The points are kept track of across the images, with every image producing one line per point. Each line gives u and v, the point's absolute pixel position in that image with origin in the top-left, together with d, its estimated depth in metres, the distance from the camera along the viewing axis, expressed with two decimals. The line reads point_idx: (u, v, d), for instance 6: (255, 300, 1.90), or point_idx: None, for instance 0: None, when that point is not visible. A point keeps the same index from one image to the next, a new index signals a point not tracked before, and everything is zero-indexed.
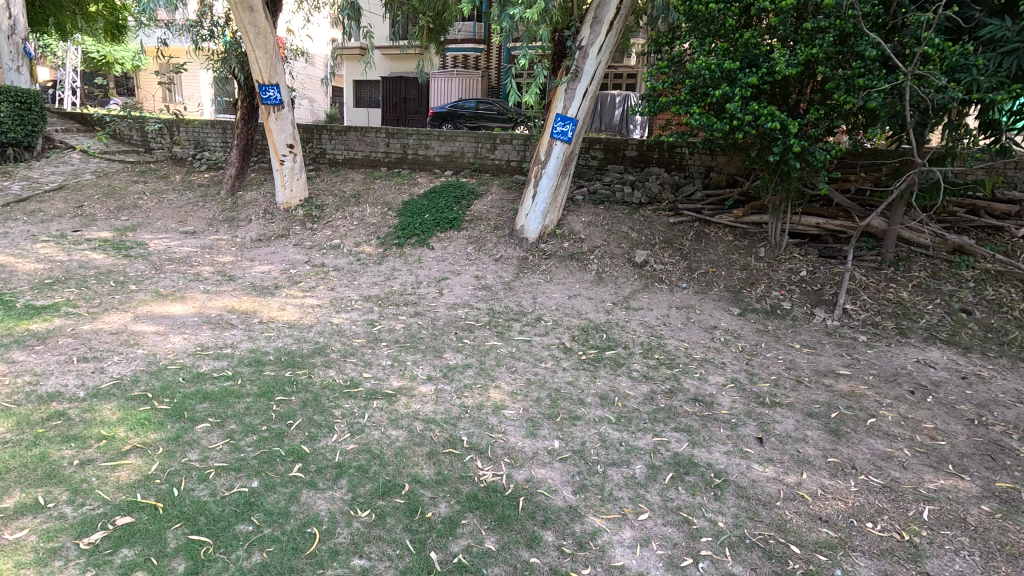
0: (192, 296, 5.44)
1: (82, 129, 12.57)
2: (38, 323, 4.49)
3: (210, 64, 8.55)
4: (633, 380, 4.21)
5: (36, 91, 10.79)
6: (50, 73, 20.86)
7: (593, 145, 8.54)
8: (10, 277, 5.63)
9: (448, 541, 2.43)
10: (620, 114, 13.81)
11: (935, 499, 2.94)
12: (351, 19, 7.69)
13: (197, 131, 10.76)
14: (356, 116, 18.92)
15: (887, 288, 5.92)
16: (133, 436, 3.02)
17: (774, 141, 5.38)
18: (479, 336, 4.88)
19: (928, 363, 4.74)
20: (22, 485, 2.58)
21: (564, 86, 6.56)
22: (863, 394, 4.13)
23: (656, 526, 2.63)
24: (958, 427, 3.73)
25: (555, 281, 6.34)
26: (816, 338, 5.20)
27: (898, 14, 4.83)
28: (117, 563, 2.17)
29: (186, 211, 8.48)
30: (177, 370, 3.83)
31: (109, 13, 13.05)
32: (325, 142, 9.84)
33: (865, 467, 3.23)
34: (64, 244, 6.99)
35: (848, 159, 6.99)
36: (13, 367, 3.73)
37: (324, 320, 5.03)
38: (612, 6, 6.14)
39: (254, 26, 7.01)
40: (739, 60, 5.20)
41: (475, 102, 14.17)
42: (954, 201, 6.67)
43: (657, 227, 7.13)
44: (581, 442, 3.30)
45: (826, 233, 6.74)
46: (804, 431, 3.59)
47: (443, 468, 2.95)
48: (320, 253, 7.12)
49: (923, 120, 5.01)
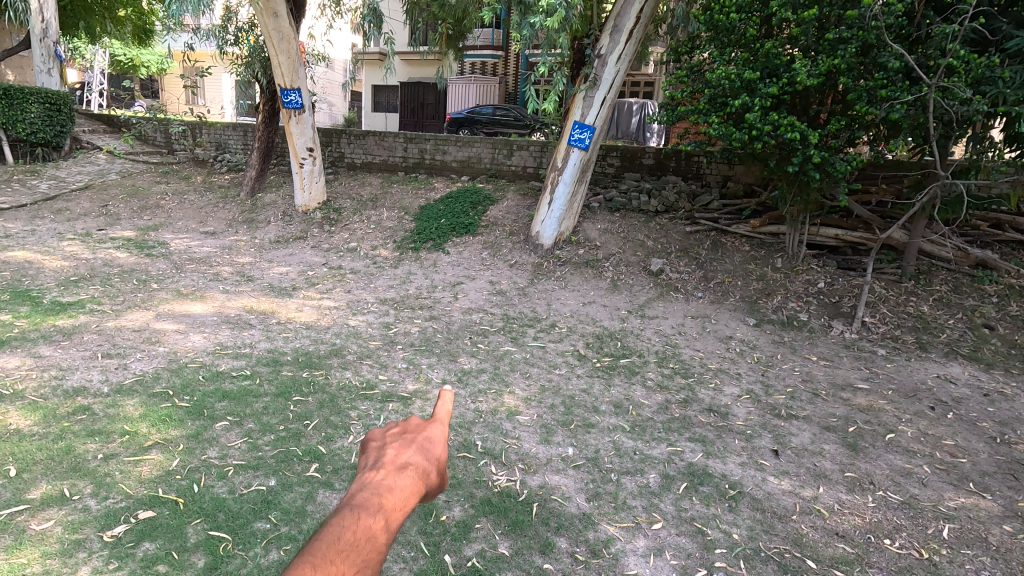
0: (212, 295, 5.54)
1: (109, 130, 12.89)
2: (64, 319, 4.61)
3: (234, 69, 8.71)
4: (647, 390, 4.19)
5: (67, 93, 11.07)
6: (78, 75, 21.39)
7: (610, 152, 8.55)
8: (37, 274, 5.77)
9: (462, 545, 2.44)
10: (637, 122, 13.82)
11: (955, 518, 2.90)
12: (372, 26, 7.79)
13: (219, 133, 10.95)
14: (375, 120, 19.21)
15: (907, 301, 5.84)
16: (155, 432, 3.09)
17: (793, 152, 5.36)
18: (493, 341, 4.90)
19: (949, 379, 4.66)
20: (49, 477, 2.64)
21: (582, 94, 6.58)
22: (882, 409, 4.08)
23: (669, 536, 2.62)
24: (980, 445, 3.66)
25: (569, 288, 6.34)
26: (833, 351, 5.14)
27: (923, 25, 4.79)
28: (139, 557, 2.22)
29: (207, 212, 8.63)
30: (197, 368, 3.90)
31: (138, 16, 13.80)
32: (344, 146, 9.97)
33: (884, 482, 3.18)
34: (89, 242, 7.15)
35: (868, 170, 6.92)
36: (40, 361, 3.82)
37: (340, 322, 5.09)
38: (632, 14, 6.14)
39: (278, 31, 7.12)
40: (759, 70, 5.19)
41: (492, 108, 14.28)
42: (978, 215, 6.58)
43: (673, 236, 7.12)
44: (595, 450, 3.30)
45: (845, 245, 6.67)
46: (821, 445, 3.56)
47: (458, 471, 2.96)
48: (338, 255, 7.20)
49: (947, 133, 4.95)
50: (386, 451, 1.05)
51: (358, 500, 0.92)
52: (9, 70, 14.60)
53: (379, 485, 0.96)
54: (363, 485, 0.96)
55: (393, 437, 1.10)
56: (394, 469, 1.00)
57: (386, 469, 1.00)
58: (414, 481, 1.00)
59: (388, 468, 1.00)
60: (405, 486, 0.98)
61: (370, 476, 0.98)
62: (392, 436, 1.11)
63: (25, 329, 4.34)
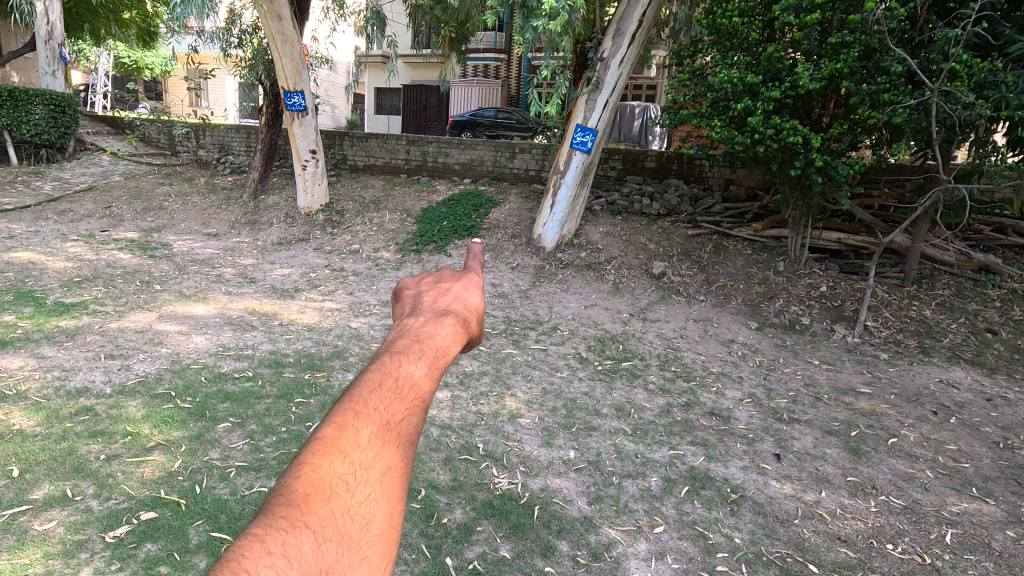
0: (215, 297, 5.55)
1: (113, 132, 12.95)
2: (67, 319, 4.62)
3: (238, 71, 8.74)
4: (649, 393, 4.19)
5: (71, 95, 11.10)
6: (83, 77, 21.48)
7: (612, 156, 8.55)
8: (41, 275, 5.78)
9: (464, 548, 2.44)
10: (639, 125, 13.84)
11: (957, 523, 2.89)
12: (376, 29, 7.81)
13: (222, 135, 10.98)
14: (377, 123, 19.25)
15: (909, 305, 5.84)
16: (157, 433, 3.09)
17: (796, 155, 5.35)
18: (495, 343, 4.90)
19: (951, 383, 4.65)
20: (51, 477, 2.65)
21: (585, 97, 6.59)
22: (884, 413, 4.07)
23: (671, 540, 2.62)
24: (983, 450, 3.65)
25: (571, 291, 6.34)
26: (835, 354, 5.13)
27: (925, 29, 4.78)
28: (141, 558, 2.22)
29: (210, 213, 8.65)
30: (200, 370, 3.91)
31: (142, 19, 13.88)
32: (346, 148, 9.99)
33: (886, 487, 3.18)
34: (92, 243, 7.18)
35: (872, 174, 6.90)
36: (43, 362, 3.83)
37: (342, 324, 5.09)
38: (635, 18, 6.15)
39: (282, 34, 7.14)
40: (762, 74, 5.19)
41: (495, 111, 14.31)
42: (981, 219, 6.57)
43: (675, 239, 7.12)
44: (596, 453, 3.30)
45: (847, 249, 6.66)
46: (823, 449, 3.55)
47: (460, 474, 2.96)
48: (340, 257, 7.22)
49: (950, 137, 4.95)
50: (420, 304, 1.04)
51: (397, 345, 0.90)
52: (14, 72, 14.68)
53: (417, 331, 0.94)
54: (400, 332, 0.94)
55: (425, 293, 1.08)
56: (430, 318, 0.98)
57: (423, 317, 0.98)
58: (452, 327, 0.97)
59: (424, 316, 0.99)
60: (445, 330, 0.95)
61: (406, 324, 0.96)
62: (424, 292, 1.10)
63: (29, 330, 4.35)
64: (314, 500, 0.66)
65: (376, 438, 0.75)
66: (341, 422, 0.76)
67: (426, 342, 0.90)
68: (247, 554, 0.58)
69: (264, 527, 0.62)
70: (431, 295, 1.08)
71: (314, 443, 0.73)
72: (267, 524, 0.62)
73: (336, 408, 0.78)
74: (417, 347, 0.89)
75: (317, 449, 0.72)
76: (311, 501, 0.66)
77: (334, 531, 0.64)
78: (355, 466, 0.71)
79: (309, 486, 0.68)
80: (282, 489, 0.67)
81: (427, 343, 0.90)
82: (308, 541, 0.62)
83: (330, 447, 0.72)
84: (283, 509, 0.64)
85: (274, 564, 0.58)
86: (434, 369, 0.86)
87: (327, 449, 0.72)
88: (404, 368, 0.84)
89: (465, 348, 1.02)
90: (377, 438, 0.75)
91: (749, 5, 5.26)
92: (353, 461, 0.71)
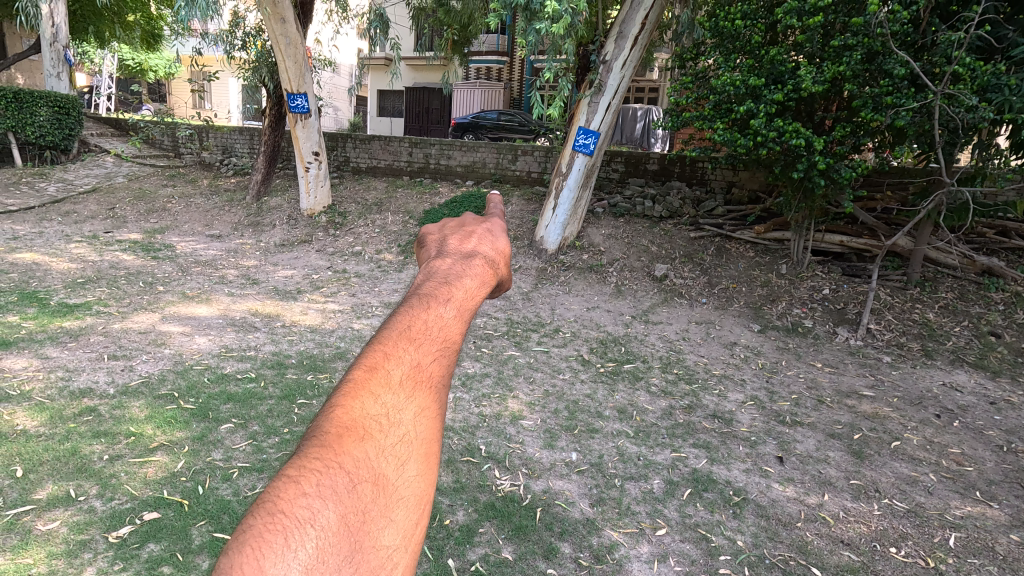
0: (218, 298, 5.56)
1: (117, 134, 13.00)
2: (70, 320, 4.64)
3: (241, 73, 8.77)
4: (652, 396, 4.18)
5: (74, 97, 11.14)
6: (87, 79, 21.56)
7: (615, 158, 8.56)
8: (44, 276, 5.80)
9: (466, 549, 2.44)
10: (642, 128, 13.85)
11: (961, 527, 2.88)
12: (379, 31, 7.83)
13: (225, 137, 11.01)
14: (380, 125, 19.28)
15: (912, 308, 5.82)
16: (160, 434, 3.10)
17: (798, 158, 5.35)
18: (497, 345, 4.90)
19: (955, 387, 4.63)
20: (55, 477, 2.66)
21: (587, 100, 6.60)
22: (887, 417, 4.06)
23: (673, 543, 2.61)
24: (987, 453, 3.64)
25: (573, 293, 6.34)
26: (838, 357, 5.12)
27: (928, 32, 4.76)
28: (144, 558, 2.22)
29: (213, 215, 8.68)
30: (202, 371, 3.92)
31: (146, 21, 13.93)
32: (349, 150, 10.01)
33: (889, 490, 3.17)
34: (96, 244, 7.20)
35: (874, 176, 6.79)
36: (47, 363, 3.85)
37: (344, 326, 5.10)
38: (637, 21, 6.16)
39: (285, 37, 7.16)
40: (764, 77, 5.19)
41: (497, 113, 14.33)
42: (985, 222, 6.56)
43: (677, 241, 7.12)
44: (599, 455, 3.30)
45: (850, 251, 6.66)
46: (825, 452, 3.54)
47: (461, 476, 2.96)
48: (342, 259, 7.23)
49: (953, 140, 4.94)
50: (446, 251, 1.03)
51: (424, 288, 0.90)
52: (18, 74, 14.76)
53: (443, 274, 0.93)
54: (427, 276, 0.94)
55: (450, 240, 1.08)
56: (456, 262, 0.98)
57: (450, 262, 0.98)
58: (479, 270, 0.96)
59: (450, 261, 0.98)
60: (471, 273, 0.95)
61: (433, 268, 0.96)
62: (449, 238, 1.09)
63: (32, 330, 4.37)
64: (347, 441, 0.67)
65: (407, 379, 0.75)
66: (371, 367, 0.76)
67: (454, 285, 0.89)
68: (283, 495, 0.60)
69: (301, 467, 0.63)
70: (456, 241, 1.07)
71: (346, 388, 0.74)
72: (303, 465, 0.64)
73: (366, 354, 0.79)
74: (444, 291, 0.88)
75: (349, 393, 0.73)
76: (344, 442, 0.67)
77: (369, 470, 0.65)
78: (387, 407, 0.72)
79: (342, 428, 0.69)
80: (318, 432, 0.69)
81: (454, 285, 0.89)
82: (343, 480, 0.63)
83: (362, 391, 0.73)
84: (318, 450, 0.66)
85: (311, 503, 0.60)
86: (463, 309, 0.85)
87: (359, 393, 0.73)
88: (432, 312, 0.83)
89: (493, 292, 1.01)
90: (407, 380, 0.75)
91: (752, 8, 5.29)
92: (385, 402, 0.72)
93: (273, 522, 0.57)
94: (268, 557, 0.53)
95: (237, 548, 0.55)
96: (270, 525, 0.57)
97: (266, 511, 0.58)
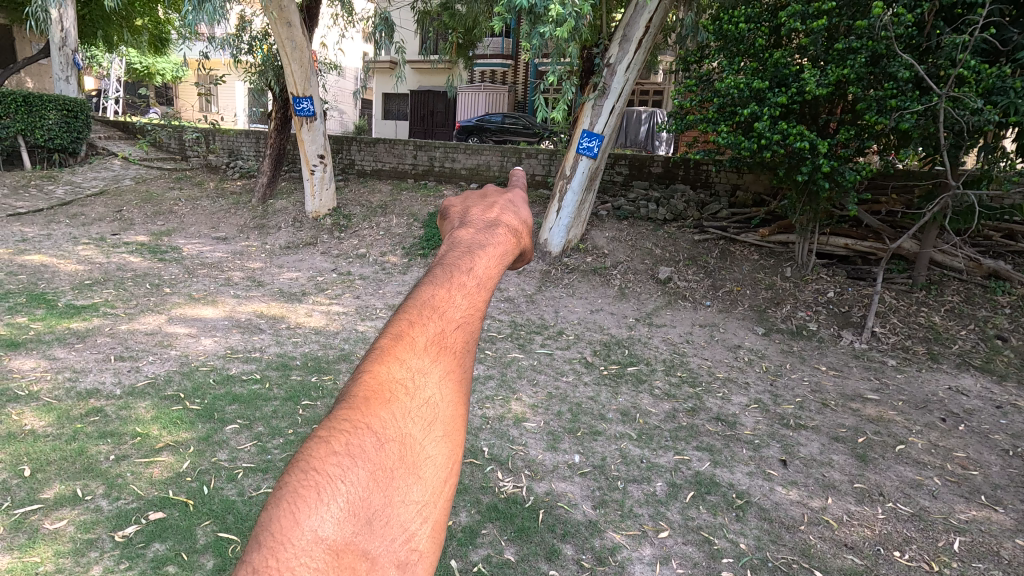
0: (223, 300, 5.60)
1: (125, 137, 13.11)
2: (78, 321, 4.69)
3: (247, 77, 8.82)
4: (655, 398, 4.19)
5: (83, 100, 11.24)
6: (95, 82, 21.76)
7: (618, 161, 8.56)
8: (53, 277, 5.87)
9: (469, 550, 2.45)
10: (646, 130, 13.87)
11: (966, 531, 2.87)
12: (384, 35, 7.85)
13: (231, 140, 11.08)
14: (384, 128, 19.36)
15: (918, 311, 5.80)
16: (165, 435, 3.12)
17: (802, 161, 5.34)
18: (501, 348, 4.91)
19: (961, 391, 4.61)
20: (62, 476, 2.69)
21: (591, 103, 6.60)
22: (892, 420, 4.04)
23: (675, 545, 2.61)
24: (993, 457, 3.62)
25: (577, 295, 6.35)
26: (843, 360, 5.11)
27: (933, 35, 4.74)
28: (150, 557, 2.24)
29: (219, 217, 8.73)
30: (208, 372, 3.94)
31: (153, 26, 13.95)
32: (354, 153, 10.03)
33: (893, 494, 3.15)
34: (103, 247, 7.26)
35: (879, 179, 6.81)
36: (54, 363, 3.89)
37: (349, 328, 5.13)
38: (641, 24, 6.18)
39: (291, 41, 7.20)
40: (768, 80, 5.19)
41: (502, 116, 14.38)
42: (990, 225, 6.52)
43: (681, 244, 7.12)
44: (601, 457, 3.30)
45: (855, 254, 6.63)
46: (829, 455, 3.53)
47: (464, 477, 2.97)
48: (347, 261, 7.28)
49: (958, 143, 4.94)
50: (469, 221, 1.02)
51: (448, 258, 0.89)
52: (28, 78, 14.91)
53: (467, 245, 0.92)
54: (451, 246, 0.93)
55: (474, 211, 1.07)
56: (478, 232, 0.97)
57: (473, 231, 0.97)
58: (501, 240, 0.95)
59: (473, 231, 0.97)
60: (495, 244, 0.93)
61: (457, 239, 0.94)
62: (471, 210, 1.08)
63: (40, 332, 4.41)
64: (374, 404, 0.67)
65: (432, 345, 0.75)
66: (398, 334, 0.76)
67: (477, 255, 0.88)
68: (315, 454, 0.61)
69: (332, 429, 0.65)
70: (479, 213, 1.06)
71: (374, 353, 0.74)
72: (333, 426, 0.65)
73: (392, 321, 0.79)
74: (468, 260, 0.86)
75: (377, 358, 0.73)
76: (371, 404, 0.67)
77: (396, 431, 0.65)
78: (412, 371, 0.71)
79: (370, 392, 0.69)
80: (346, 395, 0.70)
81: (477, 255, 0.88)
82: (370, 440, 0.64)
83: (389, 356, 0.73)
84: (346, 412, 0.66)
85: (341, 462, 0.61)
86: (488, 276, 0.84)
87: (386, 358, 0.73)
88: (455, 280, 0.82)
89: (516, 261, 1.00)
90: (431, 346, 0.75)
91: (756, 11, 5.35)
92: (410, 366, 0.72)
93: (306, 479, 0.58)
94: (303, 510, 0.55)
95: (274, 502, 0.57)
96: (303, 482, 0.58)
97: (300, 468, 0.60)
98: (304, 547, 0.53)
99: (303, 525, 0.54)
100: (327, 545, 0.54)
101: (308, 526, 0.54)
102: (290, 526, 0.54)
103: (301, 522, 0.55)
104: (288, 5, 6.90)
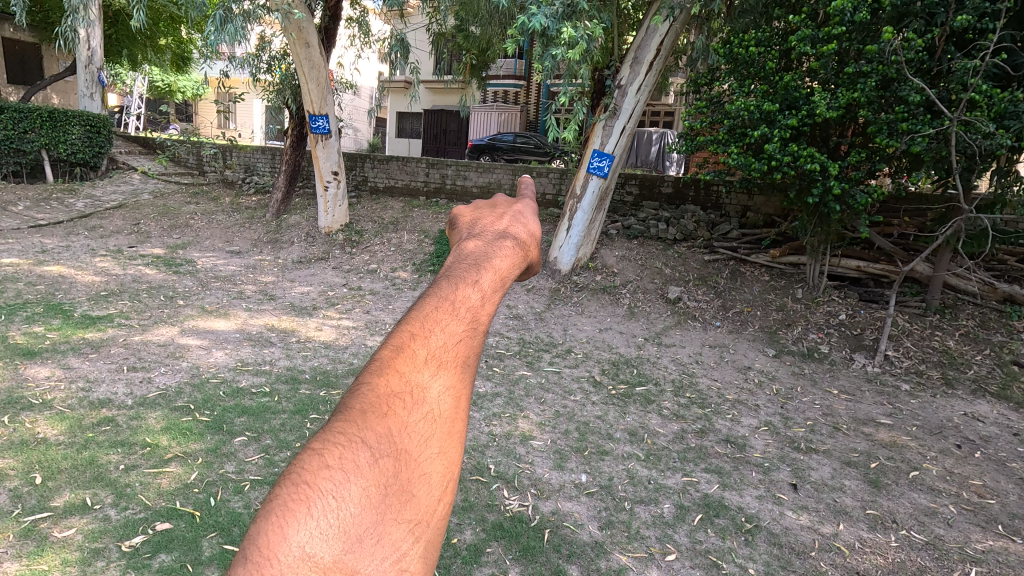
0: (236, 313, 5.68)
1: (145, 152, 13.44)
2: (94, 331, 4.76)
3: (264, 95, 8.99)
4: (663, 418, 4.16)
5: (106, 117, 11.54)
6: (118, 99, 22.36)
7: (629, 181, 8.64)
8: (70, 287, 5.99)
9: (473, 568, 2.43)
10: (656, 150, 14.08)
11: (983, 561, 2.79)
12: (400, 56, 7.93)
13: (248, 156, 11.29)
14: (397, 145, 19.74)
15: (932, 336, 5.73)
16: (175, 445, 3.15)
17: (813, 182, 5.34)
18: (510, 364, 4.91)
19: (976, 417, 4.52)
20: (71, 485, 2.71)
21: (603, 122, 6.64)
22: (906, 445, 3.97)
23: (683, 568, 2.57)
24: (1009, 486, 3.53)
25: (586, 314, 6.36)
26: (855, 384, 5.04)
27: (944, 59, 4.72)
28: (155, 568, 2.25)
29: (234, 231, 8.86)
30: (218, 384, 3.97)
31: (177, 44, 14.50)
32: (368, 170, 10.19)
33: (907, 521, 3.09)
34: (119, 259, 7.37)
35: (891, 203, 6.76)
36: (69, 372, 3.95)
37: (358, 342, 5.17)
38: (652, 47, 6.25)
39: (310, 60, 7.33)
40: (778, 102, 5.23)
41: (513, 136, 14.62)
42: (1005, 248, 6.46)
43: (691, 264, 7.13)
44: (609, 477, 3.28)
45: (867, 276, 6.59)
46: (841, 480, 3.48)
47: (471, 494, 2.96)
48: (358, 277, 7.36)
49: (971, 165, 4.92)
50: (477, 232, 1.04)
51: (456, 270, 0.90)
52: (54, 94, 15.41)
53: (473, 257, 0.93)
54: (458, 260, 0.95)
55: (484, 221, 1.10)
56: (487, 244, 0.98)
57: (479, 244, 0.98)
58: (509, 250, 0.97)
59: (480, 243, 0.99)
60: (503, 255, 0.95)
61: (462, 251, 0.96)
62: (479, 221, 1.10)
63: (56, 341, 4.48)
64: (374, 415, 0.69)
65: (433, 358, 0.76)
66: (399, 346, 0.78)
67: (482, 267, 0.89)
68: (309, 467, 0.63)
69: (327, 441, 0.66)
70: (488, 225, 1.08)
71: (375, 366, 0.76)
72: (328, 438, 0.66)
73: (395, 333, 0.81)
74: (473, 273, 0.87)
75: (378, 370, 0.75)
76: (372, 416, 0.69)
77: (394, 446, 0.67)
78: (413, 384, 0.73)
79: (373, 403, 0.71)
80: (347, 407, 0.71)
81: (482, 267, 0.89)
82: (366, 454, 0.65)
83: (390, 368, 0.75)
84: (344, 423, 0.68)
85: (334, 476, 0.62)
86: (493, 289, 0.85)
87: (389, 370, 0.75)
88: (458, 293, 0.83)
89: (522, 273, 1.01)
90: (432, 360, 0.76)
91: (766, 36, 5.44)
92: (411, 379, 0.73)
93: (297, 493, 0.60)
94: (292, 524, 0.57)
95: (265, 516, 0.58)
96: (294, 496, 0.59)
97: (292, 482, 0.61)
98: (292, 563, 0.53)
99: (291, 540, 0.55)
100: (315, 563, 0.54)
101: (295, 542, 0.55)
102: (277, 541, 0.55)
103: (289, 537, 0.56)
104: (307, 26, 7.01)
